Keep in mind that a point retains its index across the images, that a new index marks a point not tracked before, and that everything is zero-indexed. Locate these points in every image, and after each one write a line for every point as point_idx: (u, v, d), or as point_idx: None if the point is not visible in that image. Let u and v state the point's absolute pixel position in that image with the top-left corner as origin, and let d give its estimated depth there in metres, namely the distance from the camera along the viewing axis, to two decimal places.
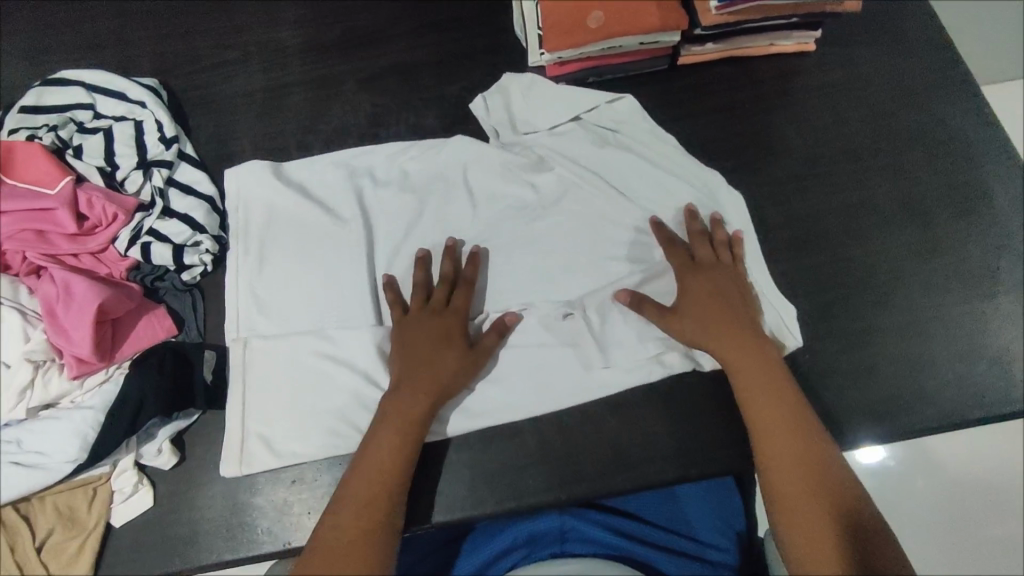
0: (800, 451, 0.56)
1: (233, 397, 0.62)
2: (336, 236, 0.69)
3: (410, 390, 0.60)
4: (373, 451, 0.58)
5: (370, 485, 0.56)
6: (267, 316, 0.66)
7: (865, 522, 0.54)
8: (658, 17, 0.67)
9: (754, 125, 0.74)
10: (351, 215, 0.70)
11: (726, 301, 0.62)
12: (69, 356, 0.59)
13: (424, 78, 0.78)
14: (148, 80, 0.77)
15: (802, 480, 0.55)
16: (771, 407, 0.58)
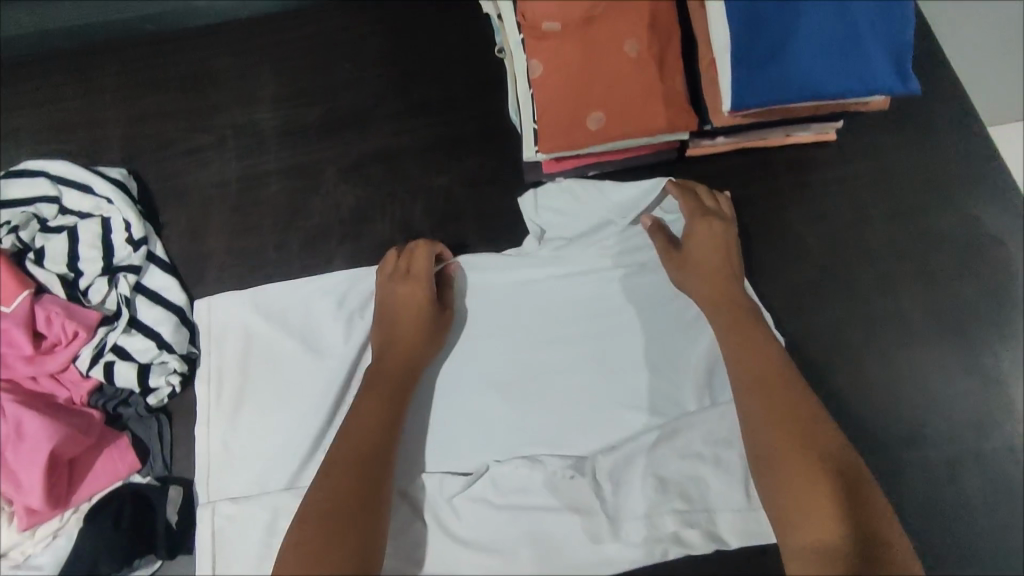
0: (813, 445, 0.53)
1: (202, 574, 0.56)
2: (321, 377, 0.62)
3: (386, 376, 0.59)
4: (350, 435, 0.55)
5: (343, 482, 0.52)
6: (242, 472, 0.60)
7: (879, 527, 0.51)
8: (665, 118, 0.61)
9: (769, 225, 0.68)
10: (338, 353, 0.63)
11: (724, 271, 0.62)
12: (19, 506, 0.54)
13: (411, 167, 0.72)
14: (115, 170, 0.72)
15: (818, 480, 0.51)
16: (773, 396, 0.55)
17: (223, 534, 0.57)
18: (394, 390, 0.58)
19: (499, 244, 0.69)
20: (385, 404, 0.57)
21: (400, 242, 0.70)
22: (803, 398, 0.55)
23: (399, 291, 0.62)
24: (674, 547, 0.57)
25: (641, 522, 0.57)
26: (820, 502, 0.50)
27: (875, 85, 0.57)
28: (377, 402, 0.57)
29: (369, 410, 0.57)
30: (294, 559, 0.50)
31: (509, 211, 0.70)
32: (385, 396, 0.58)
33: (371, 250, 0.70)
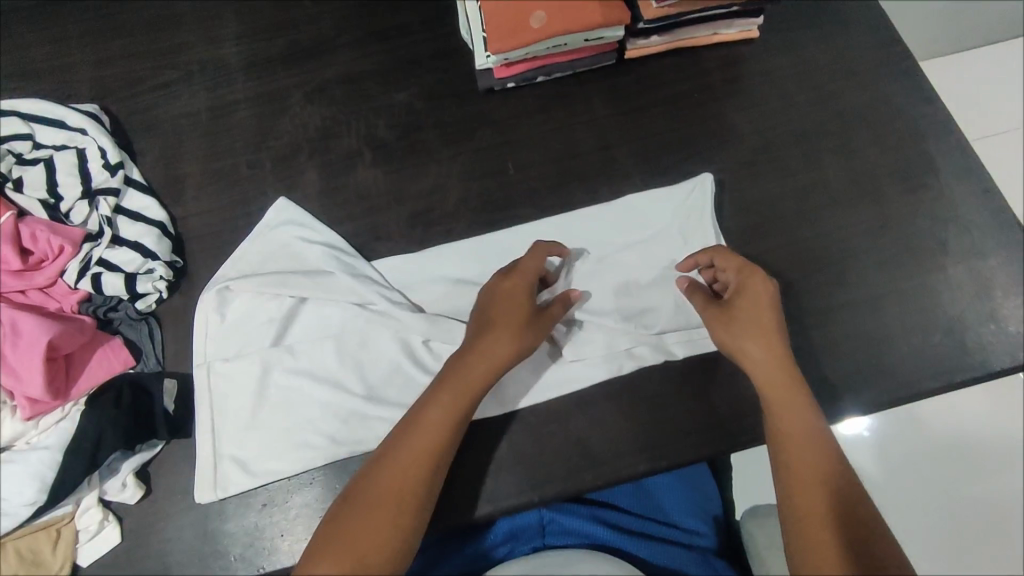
0: (795, 410, 0.57)
1: (202, 421, 0.62)
2: (309, 254, 0.68)
3: (493, 357, 0.58)
4: (415, 439, 0.55)
5: (398, 480, 0.54)
6: (234, 336, 0.65)
7: (856, 493, 0.55)
8: (601, 13, 0.68)
9: (705, 114, 0.75)
10: (324, 234, 0.69)
11: (771, 346, 0.59)
12: (21, 398, 0.57)
13: (372, 86, 0.77)
14: (87, 106, 0.75)
15: (806, 451, 0.56)
16: (784, 379, 0.58)
17: (217, 389, 0.63)
18: (487, 370, 0.58)
19: (460, 146, 0.74)
20: (487, 373, 0.58)
21: (367, 152, 0.74)
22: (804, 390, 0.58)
23: (505, 288, 0.61)
24: (628, 362, 0.64)
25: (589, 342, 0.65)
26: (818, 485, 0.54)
27: None
28: (478, 374, 0.58)
29: (473, 378, 0.57)
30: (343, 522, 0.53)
31: (467, 118, 0.75)
32: (489, 372, 0.58)
33: (339, 161, 0.73)
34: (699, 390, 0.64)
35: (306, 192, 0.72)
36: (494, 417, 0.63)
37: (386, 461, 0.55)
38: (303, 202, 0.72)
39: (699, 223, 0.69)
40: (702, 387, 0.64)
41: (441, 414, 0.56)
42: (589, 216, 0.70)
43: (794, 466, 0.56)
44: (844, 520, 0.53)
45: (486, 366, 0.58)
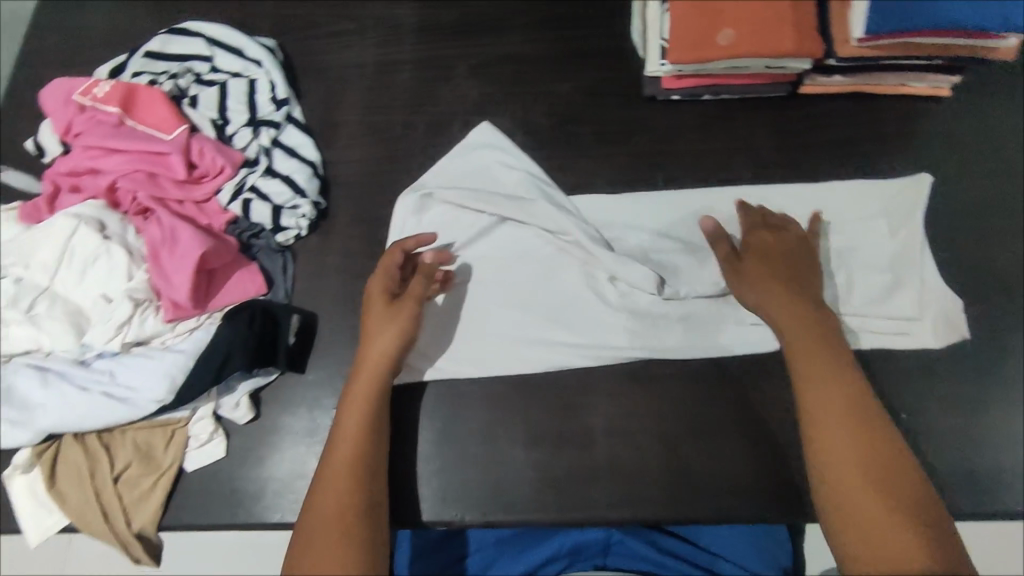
0: (831, 383, 0.55)
1: None
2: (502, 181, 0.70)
3: (382, 362, 0.59)
4: (342, 463, 0.55)
5: (337, 493, 0.53)
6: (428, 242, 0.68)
7: (909, 463, 0.51)
8: (793, 41, 0.64)
9: (874, 166, 0.71)
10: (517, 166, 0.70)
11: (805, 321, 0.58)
12: (166, 300, 0.61)
13: (535, 72, 0.77)
14: (266, 40, 0.78)
15: (835, 419, 0.53)
16: (801, 329, 0.58)
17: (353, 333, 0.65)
18: (374, 387, 0.59)
19: (612, 149, 0.73)
20: (371, 390, 0.58)
21: (519, 135, 0.74)
22: (836, 347, 0.57)
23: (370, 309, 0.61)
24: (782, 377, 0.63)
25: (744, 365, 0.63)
26: (862, 459, 0.51)
27: (1012, 21, 0.59)
28: (359, 399, 0.58)
29: (362, 389, 0.58)
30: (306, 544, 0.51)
31: (624, 121, 0.74)
32: (377, 373, 0.59)
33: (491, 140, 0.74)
34: None
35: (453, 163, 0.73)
36: (600, 425, 0.62)
37: (325, 484, 0.54)
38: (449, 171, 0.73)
39: (909, 228, 0.67)
40: None
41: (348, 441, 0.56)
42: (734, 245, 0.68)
43: (834, 469, 0.51)
44: (880, 485, 0.50)
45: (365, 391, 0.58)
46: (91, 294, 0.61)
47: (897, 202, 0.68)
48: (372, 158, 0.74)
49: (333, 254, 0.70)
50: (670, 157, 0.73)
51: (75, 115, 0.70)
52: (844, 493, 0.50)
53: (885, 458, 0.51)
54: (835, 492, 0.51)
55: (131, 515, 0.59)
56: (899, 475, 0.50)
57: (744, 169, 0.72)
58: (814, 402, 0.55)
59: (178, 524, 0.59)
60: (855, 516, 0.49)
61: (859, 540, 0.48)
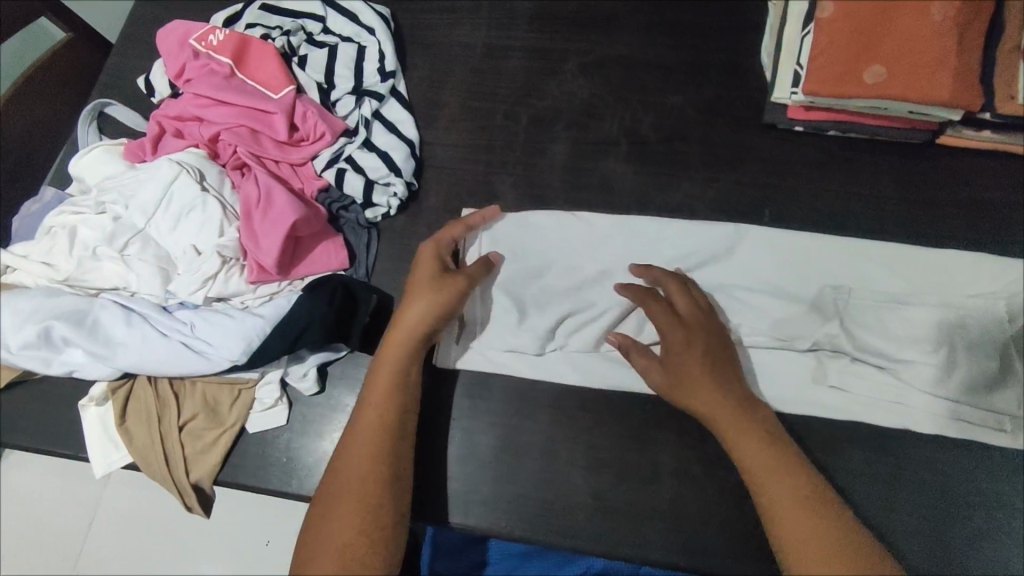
0: (750, 440, 0.54)
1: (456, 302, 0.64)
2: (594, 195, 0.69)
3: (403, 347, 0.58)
4: (362, 442, 0.54)
5: (354, 488, 0.53)
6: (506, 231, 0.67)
7: (830, 513, 0.51)
8: (950, 89, 0.58)
9: (1005, 235, 0.65)
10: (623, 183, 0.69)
11: (702, 324, 0.59)
12: (253, 261, 0.61)
13: (650, 78, 0.73)
14: (380, 7, 0.76)
15: (776, 483, 0.52)
16: (694, 372, 0.57)
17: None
18: (394, 374, 0.57)
19: (720, 173, 0.69)
20: (405, 359, 0.58)
21: (622, 144, 0.71)
22: (727, 387, 0.56)
23: (417, 271, 0.61)
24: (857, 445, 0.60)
25: (823, 427, 0.61)
26: (808, 530, 0.50)
27: None
28: (387, 378, 0.57)
29: (381, 380, 0.57)
30: (324, 534, 0.51)
31: (737, 145, 0.70)
32: (403, 355, 0.58)
33: (593, 145, 0.71)
34: (895, 529, 0.57)
35: (551, 163, 0.70)
36: (665, 463, 0.59)
37: (341, 462, 0.54)
38: (545, 171, 0.70)
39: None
40: (898, 527, 0.57)
41: (376, 412, 0.56)
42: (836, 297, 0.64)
43: (775, 497, 0.52)
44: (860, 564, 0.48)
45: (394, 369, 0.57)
46: (182, 243, 0.62)
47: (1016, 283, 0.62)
48: (469, 145, 0.72)
49: (418, 238, 0.69)
50: (781, 191, 0.68)
51: (188, 59, 0.70)
52: (797, 525, 0.50)
53: (828, 530, 0.50)
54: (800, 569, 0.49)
55: (190, 466, 0.59)
56: (852, 548, 0.49)
57: (862, 216, 0.67)
58: (768, 488, 0.52)
59: (233, 482, 0.60)
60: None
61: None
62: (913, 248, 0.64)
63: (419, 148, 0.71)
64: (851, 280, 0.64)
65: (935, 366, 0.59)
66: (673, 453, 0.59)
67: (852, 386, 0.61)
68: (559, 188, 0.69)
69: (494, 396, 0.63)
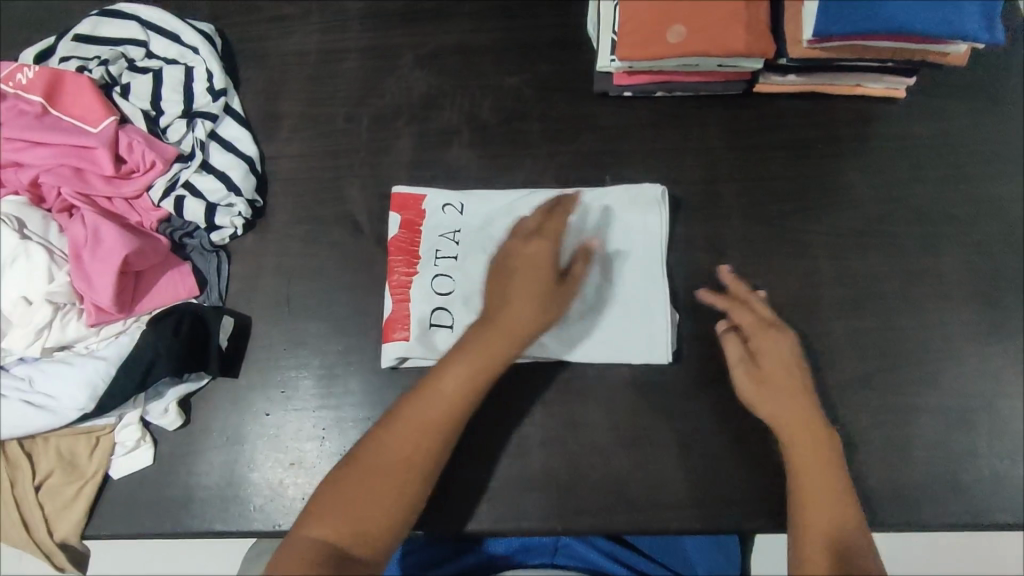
0: (795, 412, 0.57)
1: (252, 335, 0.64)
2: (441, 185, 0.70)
3: (477, 354, 0.56)
4: (346, 486, 0.53)
5: (412, 434, 0.54)
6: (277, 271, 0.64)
7: (835, 499, 0.55)
8: (743, 40, 0.62)
9: (824, 169, 0.68)
10: (467, 172, 0.70)
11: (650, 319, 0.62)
12: (89, 303, 0.59)
13: (485, 63, 0.74)
14: (204, 24, 0.74)
15: (811, 450, 0.56)
16: (777, 369, 0.59)
17: (288, 338, 0.64)
18: (387, 447, 0.54)
19: (561, 147, 0.71)
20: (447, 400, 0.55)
21: (465, 132, 0.71)
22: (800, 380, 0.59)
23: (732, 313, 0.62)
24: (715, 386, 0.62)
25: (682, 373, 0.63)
26: (826, 475, 0.56)
27: (958, 27, 0.57)
28: (402, 441, 0.54)
29: (384, 454, 0.54)
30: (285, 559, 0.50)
31: (574, 118, 0.72)
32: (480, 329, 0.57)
33: (436, 136, 0.71)
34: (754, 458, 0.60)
35: (397, 160, 0.71)
36: (536, 435, 0.61)
37: (321, 505, 0.53)
38: (392, 168, 0.70)
39: (725, 258, 0.66)
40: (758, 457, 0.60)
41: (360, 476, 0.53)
42: (679, 253, 0.66)
43: (804, 470, 0.56)
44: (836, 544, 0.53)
45: (412, 432, 0.54)
46: (9, 295, 0.58)
47: (636, 200, 0.66)
48: (313, 155, 0.71)
49: (271, 254, 0.67)
50: (617, 156, 0.70)
51: None
52: (816, 503, 0.55)
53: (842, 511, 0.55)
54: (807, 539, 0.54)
55: (52, 524, 0.57)
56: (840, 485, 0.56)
57: (693, 169, 0.69)
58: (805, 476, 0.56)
59: (103, 533, 0.58)
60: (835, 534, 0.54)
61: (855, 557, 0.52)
62: (741, 195, 0.68)
63: (260, 163, 0.70)
64: (690, 232, 0.67)
65: (754, 299, 0.65)
66: (540, 424, 0.61)
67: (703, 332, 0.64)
68: (406, 182, 0.70)
69: (362, 398, 0.62)
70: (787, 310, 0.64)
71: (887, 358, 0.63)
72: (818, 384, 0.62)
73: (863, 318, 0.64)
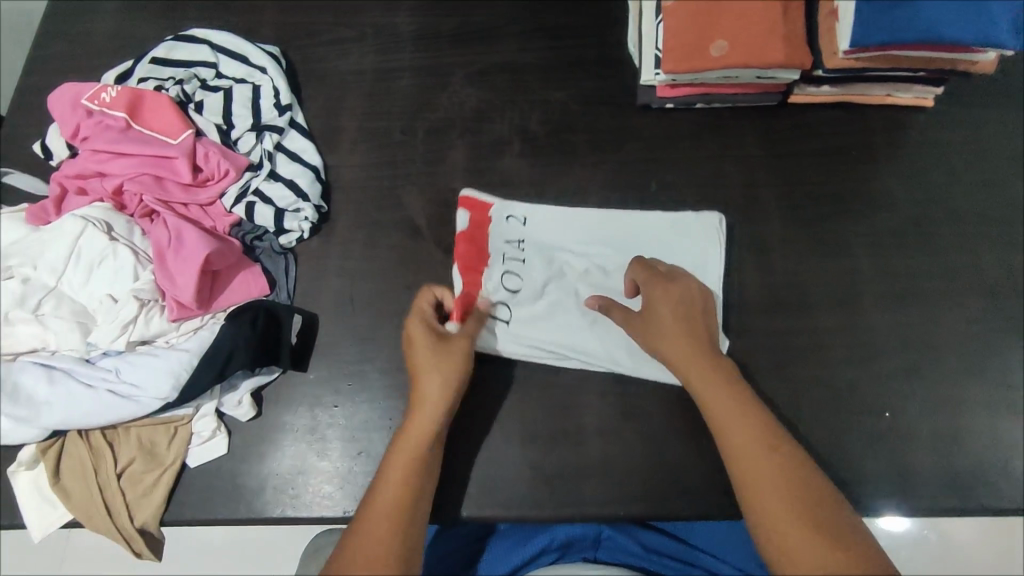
0: (737, 406, 0.56)
1: (320, 332, 0.67)
2: (495, 193, 0.74)
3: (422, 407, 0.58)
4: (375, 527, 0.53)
5: (411, 468, 0.56)
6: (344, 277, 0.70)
7: (815, 492, 0.52)
8: (783, 52, 0.66)
9: (861, 172, 0.72)
10: (519, 180, 0.74)
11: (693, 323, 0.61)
12: (171, 299, 0.62)
13: (532, 80, 0.78)
14: (270, 47, 0.79)
15: (751, 442, 0.55)
16: (702, 369, 0.59)
17: (354, 335, 0.67)
18: (403, 492, 0.55)
19: (606, 155, 0.75)
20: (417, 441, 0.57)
21: (515, 142, 0.76)
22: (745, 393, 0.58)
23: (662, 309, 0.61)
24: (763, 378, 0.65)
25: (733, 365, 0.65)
26: (777, 481, 0.53)
27: (988, 36, 0.61)
28: (408, 473, 0.55)
29: (390, 493, 0.55)
30: None
31: (617, 128, 0.76)
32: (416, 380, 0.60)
33: (488, 146, 0.76)
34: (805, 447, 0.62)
35: (451, 169, 0.75)
36: (594, 426, 0.63)
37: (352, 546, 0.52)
38: (447, 176, 0.75)
39: (770, 257, 0.69)
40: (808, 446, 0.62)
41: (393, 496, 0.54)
42: (724, 253, 0.70)
43: (748, 468, 0.54)
44: (838, 543, 0.50)
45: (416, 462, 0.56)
46: (96, 294, 0.62)
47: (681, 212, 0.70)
48: (373, 165, 0.75)
49: (335, 257, 0.71)
50: (662, 164, 0.74)
51: (83, 119, 0.71)
52: (773, 505, 0.52)
53: (816, 506, 0.52)
54: (783, 546, 0.50)
55: (133, 509, 0.60)
56: (831, 505, 0.52)
57: (734, 175, 0.73)
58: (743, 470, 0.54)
59: (181, 519, 0.61)
60: (806, 559, 0.49)
61: (797, 560, 0.49)
62: (782, 199, 0.71)
63: (324, 171, 0.74)
64: (734, 233, 0.70)
65: (800, 297, 0.67)
66: (598, 417, 0.64)
67: (751, 327, 0.67)
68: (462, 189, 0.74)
69: None
70: (831, 305, 0.67)
71: (930, 351, 0.65)
72: (864, 376, 0.64)
73: (907, 314, 0.66)
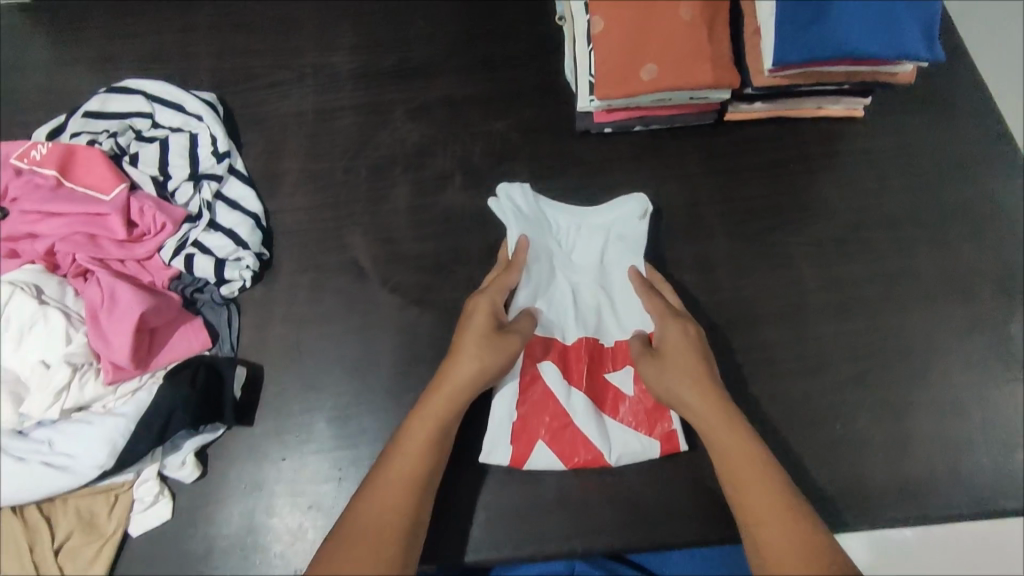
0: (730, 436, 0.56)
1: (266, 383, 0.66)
2: (439, 227, 0.73)
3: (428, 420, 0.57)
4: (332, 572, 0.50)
5: (387, 502, 0.54)
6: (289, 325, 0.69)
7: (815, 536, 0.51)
8: (711, 73, 0.67)
9: (797, 185, 0.73)
10: (462, 214, 0.74)
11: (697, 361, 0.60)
12: (107, 362, 0.60)
13: (472, 112, 0.78)
14: (206, 93, 0.77)
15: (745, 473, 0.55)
16: (710, 414, 0.57)
17: (300, 383, 0.66)
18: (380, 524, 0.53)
19: (549, 182, 0.75)
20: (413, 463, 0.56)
21: (457, 174, 0.76)
22: (782, 485, 0.54)
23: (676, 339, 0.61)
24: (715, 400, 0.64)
25: None
26: (782, 515, 0.52)
27: (902, 49, 0.63)
28: (393, 502, 0.54)
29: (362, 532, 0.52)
30: None
31: (558, 154, 0.76)
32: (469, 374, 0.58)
33: (431, 181, 0.75)
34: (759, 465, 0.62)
35: (395, 206, 0.74)
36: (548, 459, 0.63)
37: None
38: (391, 213, 0.74)
39: (715, 274, 0.70)
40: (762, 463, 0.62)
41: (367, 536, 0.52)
42: (669, 273, 0.70)
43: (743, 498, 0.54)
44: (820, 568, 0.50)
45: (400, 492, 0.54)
46: (29, 361, 0.60)
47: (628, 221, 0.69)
48: (315, 207, 0.75)
49: (279, 304, 0.70)
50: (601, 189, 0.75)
51: (10, 178, 0.68)
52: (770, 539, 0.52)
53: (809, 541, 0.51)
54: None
55: None
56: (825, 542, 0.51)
57: (675, 195, 0.73)
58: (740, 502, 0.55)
59: None
60: None
61: None
62: (723, 216, 0.72)
63: (265, 216, 0.73)
64: (678, 253, 0.71)
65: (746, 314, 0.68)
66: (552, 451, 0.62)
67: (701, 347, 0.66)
68: (406, 226, 0.73)
69: (376, 435, 0.64)
70: (778, 320, 0.67)
71: (876, 359, 0.65)
72: (814, 388, 0.64)
73: (850, 323, 0.67)
